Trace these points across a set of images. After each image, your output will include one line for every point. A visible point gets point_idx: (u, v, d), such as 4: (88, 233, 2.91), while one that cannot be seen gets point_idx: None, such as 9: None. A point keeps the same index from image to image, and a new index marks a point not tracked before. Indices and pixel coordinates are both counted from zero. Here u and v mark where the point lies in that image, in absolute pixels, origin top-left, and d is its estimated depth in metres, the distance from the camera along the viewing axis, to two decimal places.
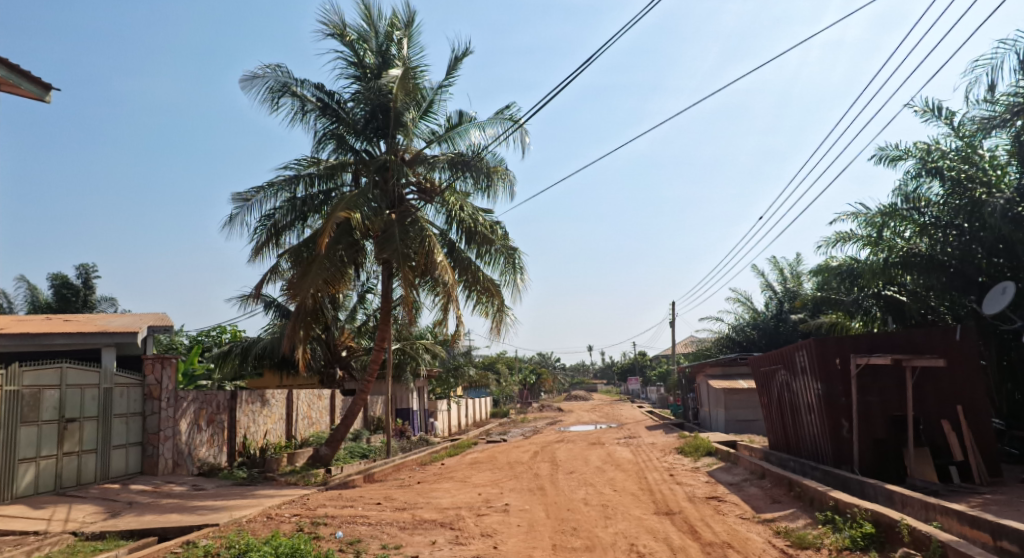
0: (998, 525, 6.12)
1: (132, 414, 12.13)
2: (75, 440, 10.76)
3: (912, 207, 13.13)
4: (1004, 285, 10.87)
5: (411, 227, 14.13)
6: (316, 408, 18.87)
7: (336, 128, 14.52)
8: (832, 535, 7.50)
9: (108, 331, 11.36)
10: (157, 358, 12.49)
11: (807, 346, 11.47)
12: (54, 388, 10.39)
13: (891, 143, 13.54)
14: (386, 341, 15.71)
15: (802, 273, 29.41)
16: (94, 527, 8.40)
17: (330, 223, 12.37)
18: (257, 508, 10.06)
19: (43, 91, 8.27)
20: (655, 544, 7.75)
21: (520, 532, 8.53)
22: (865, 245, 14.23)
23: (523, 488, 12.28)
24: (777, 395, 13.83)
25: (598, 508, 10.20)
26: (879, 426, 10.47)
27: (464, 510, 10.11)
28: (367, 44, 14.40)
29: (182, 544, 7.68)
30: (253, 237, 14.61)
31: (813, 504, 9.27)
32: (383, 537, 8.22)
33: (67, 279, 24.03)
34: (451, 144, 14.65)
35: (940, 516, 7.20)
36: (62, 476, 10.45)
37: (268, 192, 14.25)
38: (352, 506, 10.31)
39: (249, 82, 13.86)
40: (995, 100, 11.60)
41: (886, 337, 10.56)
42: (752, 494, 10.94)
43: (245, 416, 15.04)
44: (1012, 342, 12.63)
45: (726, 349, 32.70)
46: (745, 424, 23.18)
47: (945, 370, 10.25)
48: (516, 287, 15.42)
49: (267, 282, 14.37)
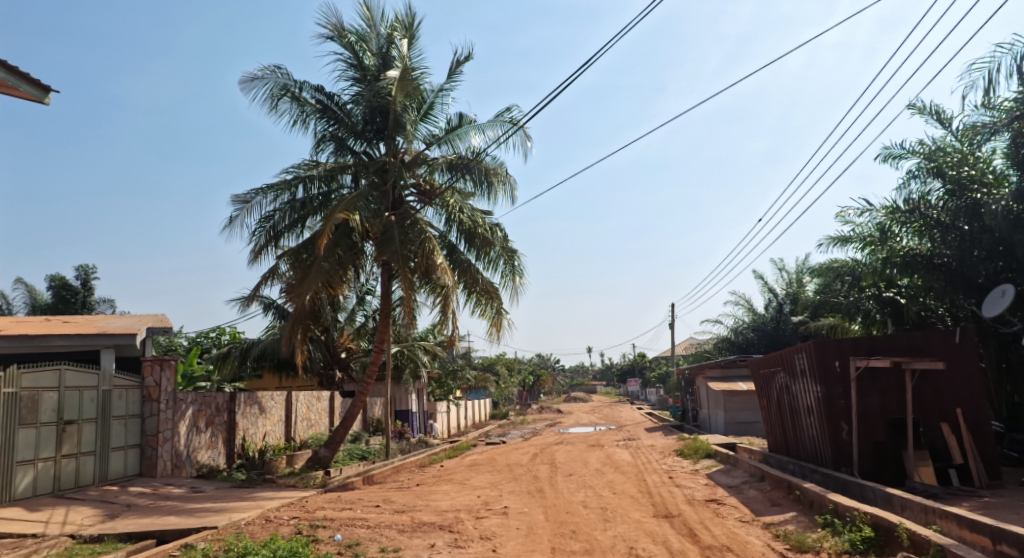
0: (998, 530, 6.10)
1: (130, 417, 12.10)
2: (73, 442, 10.74)
3: (911, 209, 13.09)
4: (1003, 288, 10.87)
5: (411, 228, 14.09)
6: (315, 410, 18.87)
7: (336, 131, 14.57)
8: (831, 538, 7.49)
9: (107, 333, 11.35)
10: (156, 360, 12.47)
11: (806, 349, 11.45)
12: (53, 389, 10.37)
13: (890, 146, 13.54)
14: (385, 343, 15.68)
15: (803, 276, 29.39)
16: (92, 529, 8.39)
17: (329, 225, 12.35)
18: (256, 510, 10.05)
19: (43, 93, 8.26)
20: (654, 547, 7.74)
21: (519, 535, 8.53)
22: (865, 247, 14.22)
23: (522, 490, 12.28)
24: (776, 396, 13.82)
25: (598, 510, 10.20)
26: (879, 429, 10.47)
27: (463, 512, 10.11)
28: (368, 46, 14.44)
29: (180, 546, 7.67)
30: (252, 239, 14.60)
31: (812, 507, 9.26)
32: (382, 539, 8.21)
33: (66, 279, 24.04)
34: (451, 146, 14.64)
35: (939, 520, 7.18)
36: (61, 478, 10.43)
37: (268, 194, 14.25)
38: (351, 509, 10.30)
39: (249, 83, 13.85)
40: (995, 105, 11.58)
41: (886, 340, 10.54)
42: (751, 497, 10.92)
43: (244, 418, 15.03)
44: (1012, 345, 12.63)
45: (726, 351, 32.69)
46: (745, 426, 23.17)
47: (944, 373, 10.23)
48: (515, 290, 15.42)
49: (266, 283, 14.36)
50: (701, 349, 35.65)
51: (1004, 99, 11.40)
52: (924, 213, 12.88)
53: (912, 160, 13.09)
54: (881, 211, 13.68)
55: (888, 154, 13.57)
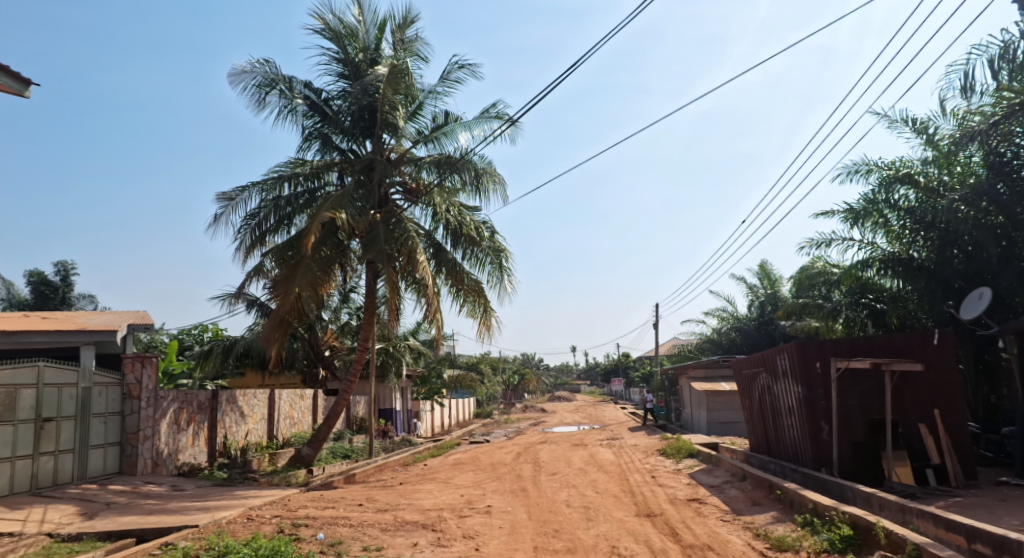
0: (972, 528, 6.21)
1: (111, 415, 11.96)
2: (52, 440, 10.60)
3: (885, 211, 13.38)
4: (981, 290, 10.98)
5: (397, 227, 14.00)
6: (298, 408, 18.77)
7: (321, 127, 14.54)
8: (810, 537, 7.59)
9: (87, 331, 11.21)
10: (137, 357, 12.31)
11: (788, 350, 11.56)
12: (31, 387, 10.22)
13: (858, 161, 13.95)
14: (370, 341, 15.59)
15: (783, 277, 29.84)
16: (71, 528, 8.32)
17: (315, 223, 12.25)
18: (238, 509, 10.02)
19: (23, 85, 8.06)
20: (636, 546, 7.79)
21: (502, 534, 8.54)
22: (847, 247, 14.48)
23: (506, 489, 12.36)
24: (758, 396, 14.00)
25: (581, 510, 10.20)
26: (858, 430, 10.61)
27: (446, 511, 10.13)
28: (357, 42, 14.33)
29: (160, 546, 7.60)
30: (238, 237, 14.48)
31: (793, 506, 9.38)
32: (365, 539, 8.17)
33: (44, 275, 23.76)
34: (437, 145, 14.58)
35: (916, 519, 7.30)
36: (39, 476, 10.28)
37: (252, 191, 14.13)
38: (335, 508, 10.29)
39: (237, 76, 13.73)
40: (967, 113, 11.90)
41: (867, 341, 10.66)
42: (732, 496, 11.02)
43: (226, 416, 14.88)
44: (988, 345, 13.08)
45: (707, 352, 33.07)
46: (727, 425, 23.38)
47: (922, 374, 10.37)
48: (503, 288, 15.39)
49: (251, 281, 14.25)
50: (683, 350, 35.99)
51: (980, 106, 11.71)
52: (901, 218, 13.20)
53: (885, 167, 13.45)
54: (852, 210, 14.03)
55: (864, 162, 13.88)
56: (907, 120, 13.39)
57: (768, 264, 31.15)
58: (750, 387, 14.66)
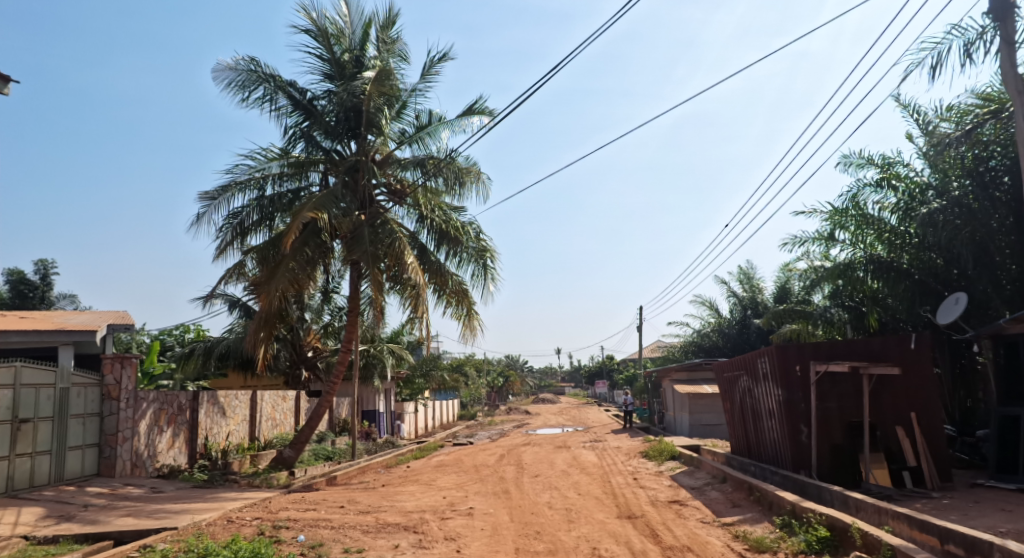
0: (945, 530, 6.32)
1: (89, 415, 11.85)
2: (29, 441, 10.46)
3: (867, 214, 13.58)
4: (958, 296, 11.16)
5: (381, 228, 13.96)
6: (280, 409, 18.66)
7: (306, 127, 14.42)
8: (788, 539, 7.69)
9: (66, 330, 11.11)
10: (116, 358, 12.20)
11: (769, 353, 11.71)
12: (8, 387, 10.10)
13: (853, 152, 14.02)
14: (353, 342, 15.48)
15: (763, 280, 30.21)
16: (46, 531, 8.19)
17: (297, 224, 12.18)
18: (217, 511, 9.93)
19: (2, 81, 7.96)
20: (617, 548, 7.84)
21: (484, 536, 8.55)
22: (829, 245, 14.73)
23: (488, 491, 12.33)
24: (739, 399, 14.11)
25: (562, 511, 10.26)
26: (837, 431, 10.73)
27: (428, 514, 10.09)
28: (343, 41, 14.29)
29: (139, 548, 7.56)
30: (219, 235, 14.35)
31: (771, 508, 9.49)
32: (346, 541, 8.18)
33: (23, 275, 23.47)
34: (421, 145, 14.59)
35: (892, 521, 7.41)
36: (15, 478, 10.14)
37: (235, 190, 14.04)
38: (316, 509, 10.23)
39: (220, 75, 13.63)
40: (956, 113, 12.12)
41: (846, 344, 10.73)
42: (713, 498, 11.16)
43: (207, 418, 14.73)
44: (963, 349, 13.39)
45: (691, 355, 33.36)
46: (710, 428, 23.53)
47: (899, 378, 10.56)
48: (486, 289, 15.40)
49: (232, 279, 14.14)
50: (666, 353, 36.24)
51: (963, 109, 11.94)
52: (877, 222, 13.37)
53: (873, 169, 13.67)
54: (836, 211, 14.18)
55: (852, 162, 14.04)
56: (910, 109, 13.69)
57: (751, 268, 31.39)
58: (730, 389, 14.83)
